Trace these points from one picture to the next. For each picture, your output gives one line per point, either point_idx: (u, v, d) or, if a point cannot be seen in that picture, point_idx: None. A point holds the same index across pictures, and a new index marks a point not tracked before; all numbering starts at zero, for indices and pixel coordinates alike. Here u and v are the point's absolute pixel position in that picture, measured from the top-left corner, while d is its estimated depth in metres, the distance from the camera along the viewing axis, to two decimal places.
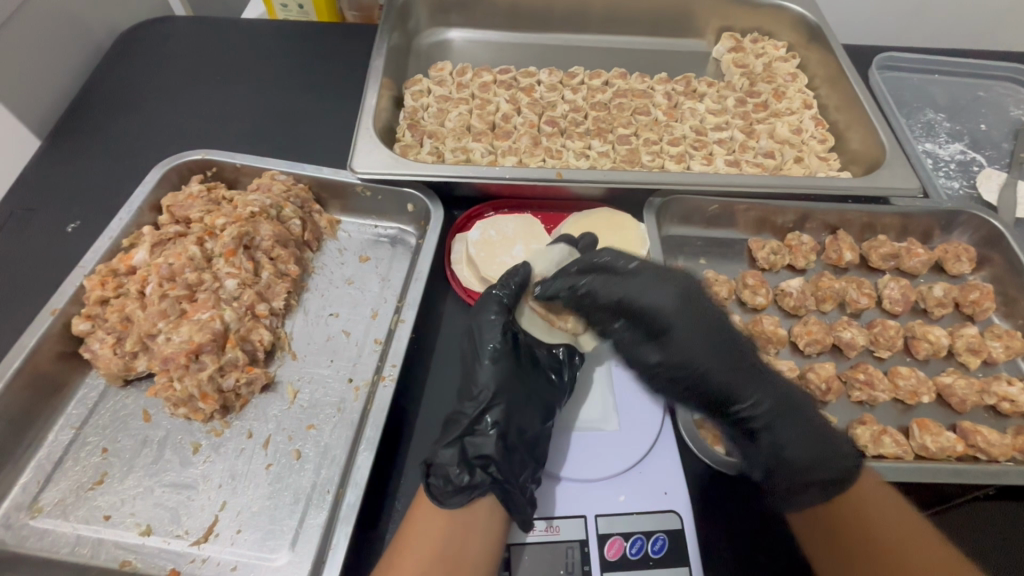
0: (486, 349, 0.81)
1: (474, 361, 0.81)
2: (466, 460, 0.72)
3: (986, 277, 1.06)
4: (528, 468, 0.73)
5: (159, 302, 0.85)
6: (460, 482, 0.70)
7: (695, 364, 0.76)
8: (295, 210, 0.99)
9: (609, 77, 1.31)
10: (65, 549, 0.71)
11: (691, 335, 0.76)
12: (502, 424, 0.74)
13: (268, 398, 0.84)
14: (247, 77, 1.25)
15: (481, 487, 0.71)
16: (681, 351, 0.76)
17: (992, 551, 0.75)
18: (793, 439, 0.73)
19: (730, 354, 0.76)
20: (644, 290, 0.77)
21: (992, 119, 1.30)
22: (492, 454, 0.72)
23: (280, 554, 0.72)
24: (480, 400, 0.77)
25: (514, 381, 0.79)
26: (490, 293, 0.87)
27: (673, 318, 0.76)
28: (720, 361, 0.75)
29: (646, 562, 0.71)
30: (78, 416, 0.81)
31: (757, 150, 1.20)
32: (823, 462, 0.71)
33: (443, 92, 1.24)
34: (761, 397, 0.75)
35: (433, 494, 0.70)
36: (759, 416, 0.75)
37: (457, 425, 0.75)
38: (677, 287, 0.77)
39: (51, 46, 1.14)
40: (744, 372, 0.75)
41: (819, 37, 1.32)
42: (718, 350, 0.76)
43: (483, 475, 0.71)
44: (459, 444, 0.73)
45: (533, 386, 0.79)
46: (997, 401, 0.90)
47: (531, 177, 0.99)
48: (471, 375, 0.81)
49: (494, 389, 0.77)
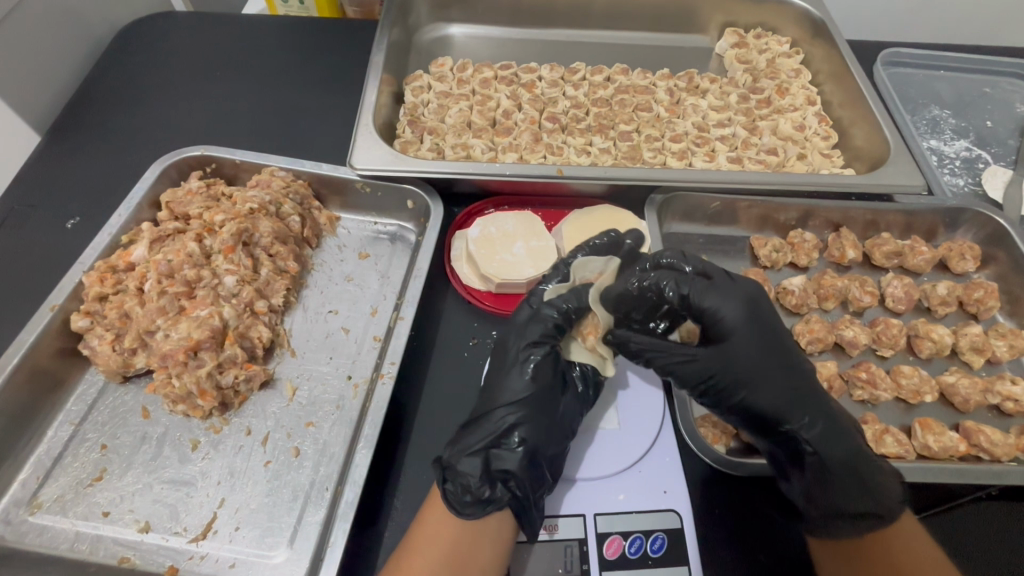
0: (523, 363, 0.78)
1: (507, 373, 0.78)
2: (487, 472, 0.71)
3: (990, 276, 1.05)
4: (547, 485, 0.72)
5: (158, 298, 0.85)
6: (479, 494, 0.69)
7: (747, 383, 0.74)
8: (294, 206, 0.98)
9: (610, 73, 1.30)
10: (64, 545, 0.71)
11: (741, 352, 0.75)
12: (526, 440, 0.72)
13: (267, 395, 0.84)
14: (248, 72, 1.25)
15: (499, 501, 0.69)
16: (735, 370, 0.74)
17: (997, 554, 0.74)
18: (835, 445, 0.73)
19: (778, 373, 0.75)
20: (724, 306, 0.76)
21: (997, 115, 1.29)
22: (514, 470, 0.70)
23: (278, 551, 0.72)
24: (510, 415, 0.74)
25: (547, 401, 0.76)
26: (547, 309, 0.81)
27: (740, 335, 0.75)
28: (767, 379, 0.74)
29: (645, 561, 0.70)
30: (77, 412, 0.81)
31: (760, 146, 1.19)
32: (865, 478, 0.71)
33: (444, 88, 1.24)
34: (796, 412, 0.74)
35: (449, 501, 0.69)
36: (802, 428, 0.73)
37: (481, 433, 0.73)
38: (745, 314, 0.76)
39: (52, 42, 1.14)
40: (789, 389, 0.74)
41: (823, 32, 1.30)
42: (765, 366, 0.75)
43: (503, 489, 0.70)
44: (481, 455, 0.71)
45: (563, 405, 0.77)
46: (1000, 401, 0.89)
47: (532, 174, 0.99)
48: (503, 384, 0.78)
49: (524, 407, 0.75)
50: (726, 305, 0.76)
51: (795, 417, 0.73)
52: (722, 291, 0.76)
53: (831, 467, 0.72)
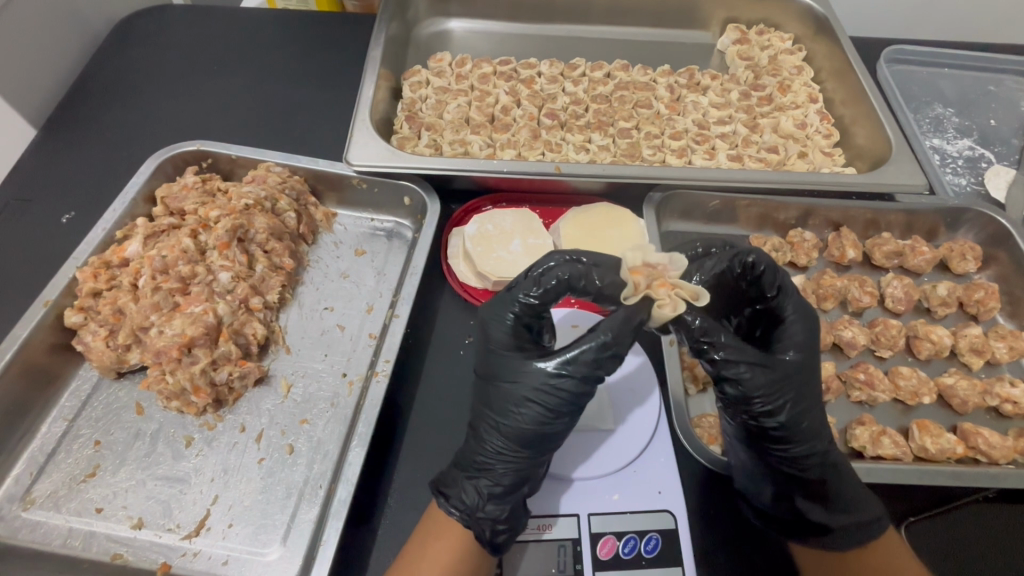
0: (542, 403, 0.69)
1: (514, 412, 0.70)
2: (512, 509, 0.69)
3: (992, 277, 1.04)
4: (528, 485, 0.71)
5: (152, 295, 0.85)
6: (511, 528, 0.69)
7: (797, 402, 0.70)
8: (290, 202, 0.98)
9: (610, 69, 1.29)
10: (56, 541, 0.71)
11: (798, 368, 0.70)
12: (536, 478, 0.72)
13: (262, 392, 0.84)
14: (245, 66, 1.24)
15: (492, 517, 0.68)
16: (792, 386, 0.70)
17: (994, 556, 0.74)
18: (837, 476, 0.71)
19: (815, 399, 0.72)
20: (794, 323, 0.73)
21: (1001, 114, 1.28)
22: (501, 486, 0.70)
23: (271, 548, 0.71)
24: (525, 457, 0.71)
25: (512, 412, 0.70)
26: (507, 297, 0.74)
27: (801, 351, 0.71)
28: (813, 400, 0.72)
29: (638, 562, 0.70)
30: (72, 409, 0.81)
31: (760, 144, 1.18)
32: (860, 513, 0.70)
33: (442, 83, 1.23)
34: (817, 440, 0.71)
35: (478, 536, 0.68)
36: (816, 455, 0.71)
37: (500, 477, 0.70)
38: (811, 333, 0.73)
39: (49, 35, 1.13)
40: (819, 414, 0.72)
41: (826, 28, 1.29)
42: (811, 384, 0.72)
43: (496, 507, 0.69)
44: (506, 496, 0.70)
45: (533, 418, 0.70)
46: (999, 403, 0.89)
47: (529, 171, 0.98)
48: (508, 423, 0.70)
49: (506, 426, 0.70)
50: (799, 323, 0.73)
51: (817, 443, 0.71)
52: (798, 310, 0.74)
53: (831, 497, 0.71)
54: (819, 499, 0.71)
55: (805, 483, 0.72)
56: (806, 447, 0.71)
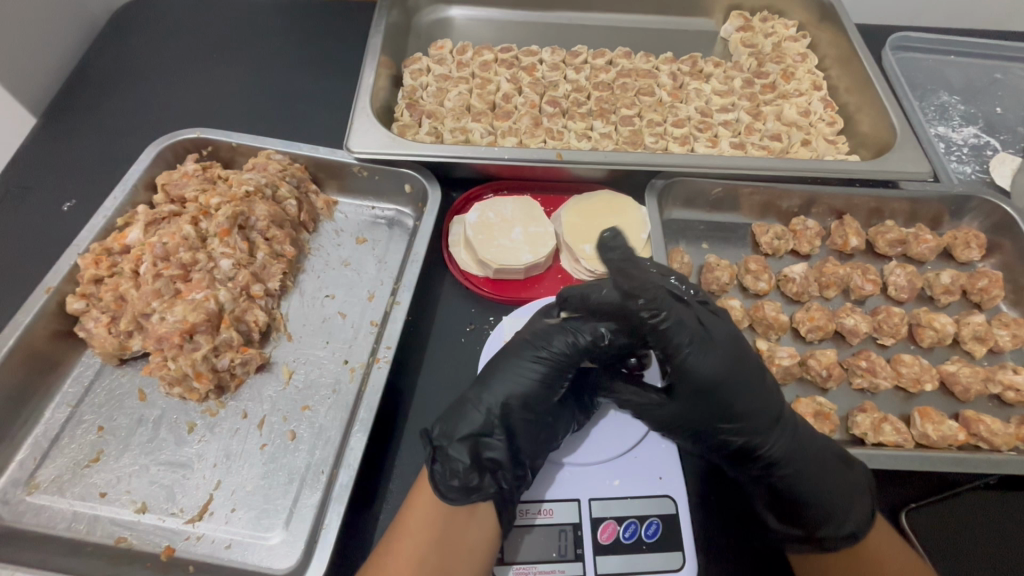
0: (542, 353, 0.77)
1: (514, 362, 0.77)
2: (476, 460, 0.71)
3: (995, 265, 1.04)
4: (500, 442, 0.73)
5: (153, 281, 0.85)
6: (464, 478, 0.69)
7: (716, 395, 0.71)
8: (291, 189, 0.97)
9: (612, 56, 1.27)
10: (60, 525, 0.72)
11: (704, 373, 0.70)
12: (522, 448, 0.73)
13: (264, 378, 0.84)
14: (244, 54, 1.23)
15: (448, 462, 0.70)
16: (695, 378, 0.70)
17: (993, 540, 0.74)
18: (797, 458, 0.72)
19: (748, 405, 0.71)
20: (678, 331, 0.68)
21: (1008, 101, 1.26)
22: (468, 434, 0.73)
23: (274, 532, 0.72)
24: (515, 418, 0.75)
25: (511, 363, 0.77)
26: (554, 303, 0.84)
27: (717, 352, 0.70)
28: (728, 404, 0.71)
29: (639, 546, 0.70)
30: (74, 395, 0.82)
31: (764, 132, 1.17)
32: (834, 503, 0.70)
33: (443, 71, 1.22)
34: (776, 446, 0.72)
35: (434, 481, 0.69)
36: (767, 448, 0.72)
37: (470, 420, 0.74)
38: (706, 338, 0.70)
39: (50, 23, 1.13)
40: (750, 396, 0.72)
41: (830, 16, 1.28)
42: (734, 391, 0.71)
43: (457, 449, 0.71)
44: (471, 443, 0.72)
45: (521, 371, 0.76)
46: (1001, 390, 0.89)
47: (530, 157, 0.98)
48: (501, 373, 0.77)
49: (495, 374, 0.77)
50: (665, 314, 0.67)
51: (754, 426, 0.72)
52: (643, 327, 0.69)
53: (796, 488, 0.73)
54: (788, 493, 0.73)
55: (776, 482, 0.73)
56: (746, 437, 0.72)
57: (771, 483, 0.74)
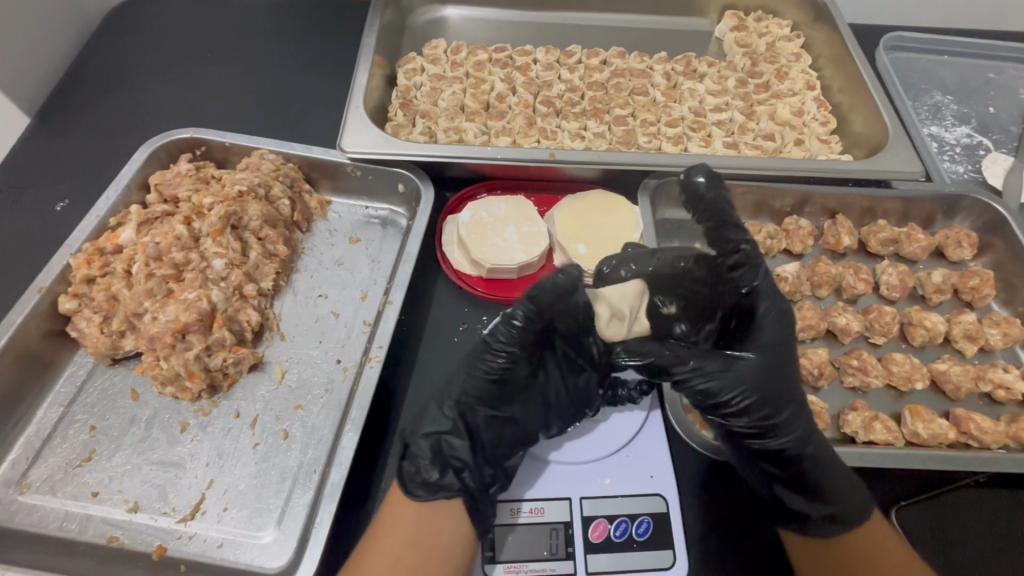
0: (490, 352, 0.73)
1: (469, 363, 0.75)
2: (440, 457, 0.72)
3: (987, 264, 1.04)
4: (461, 442, 0.73)
5: (146, 281, 0.85)
6: (427, 477, 0.70)
7: (776, 354, 0.76)
8: (284, 189, 0.97)
9: (606, 56, 1.28)
10: (52, 524, 0.72)
11: (771, 338, 0.77)
12: (485, 444, 0.74)
13: (256, 378, 0.85)
14: (239, 54, 1.23)
15: (417, 458, 0.72)
16: (765, 339, 0.77)
17: (982, 538, 0.74)
18: (821, 442, 0.74)
19: (792, 381, 0.76)
20: (764, 281, 0.79)
21: (1001, 101, 1.27)
22: (434, 432, 0.73)
23: (266, 531, 0.72)
24: (476, 413, 0.75)
25: (468, 364, 0.75)
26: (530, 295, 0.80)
27: (780, 326, 0.78)
28: (787, 375, 0.76)
29: (630, 545, 0.71)
30: (67, 394, 0.82)
31: (757, 132, 1.17)
32: (853, 478, 0.73)
33: (438, 71, 1.22)
34: (806, 425, 0.75)
35: (402, 481, 0.71)
36: (802, 419, 0.75)
37: (435, 419, 0.74)
38: (782, 305, 0.80)
39: (44, 23, 1.13)
40: (793, 365, 0.77)
41: (823, 16, 1.29)
42: (783, 364, 0.76)
43: (425, 445, 0.72)
44: (434, 440, 0.73)
45: (472, 373, 0.74)
46: (991, 388, 0.89)
47: (523, 157, 0.98)
48: (461, 373, 0.75)
49: (455, 374, 0.76)
50: (756, 265, 0.79)
51: (795, 401, 0.75)
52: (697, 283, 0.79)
53: (813, 472, 0.72)
54: (811, 473, 0.72)
55: (788, 467, 0.73)
56: (787, 410, 0.74)
57: (794, 463, 0.73)
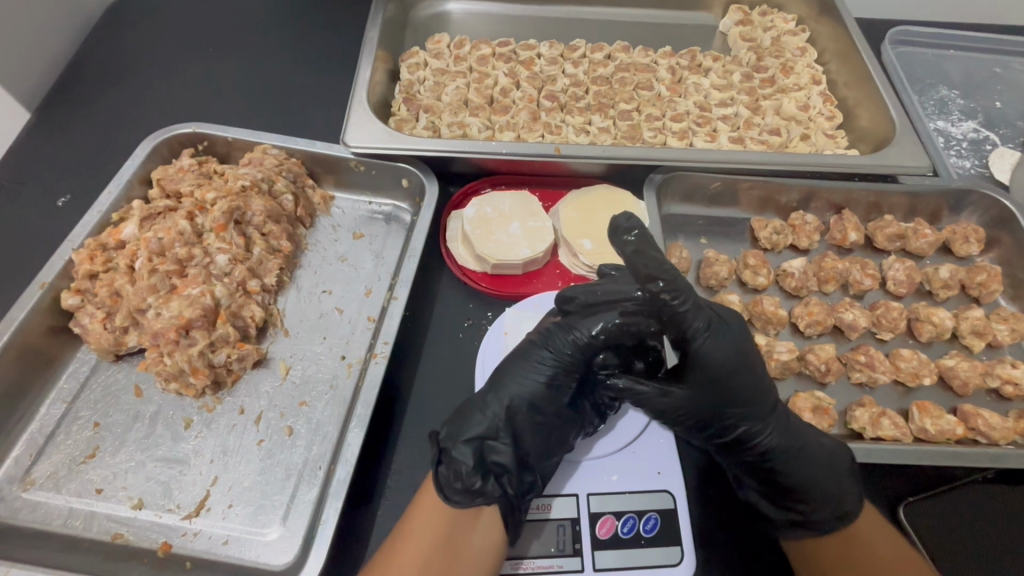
0: (546, 355, 0.75)
1: (522, 364, 0.75)
2: (481, 464, 0.69)
3: (994, 259, 1.03)
4: (501, 446, 0.71)
5: (149, 277, 0.84)
6: (468, 484, 0.67)
7: (725, 379, 0.71)
8: (287, 184, 0.97)
9: (611, 50, 1.27)
10: (57, 521, 0.72)
11: (716, 360, 0.70)
12: (531, 451, 0.72)
13: (261, 374, 0.84)
14: (240, 48, 1.22)
15: (456, 462, 0.69)
16: (701, 364, 0.70)
17: (991, 535, 0.74)
18: (792, 451, 0.72)
19: (748, 396, 0.71)
20: (695, 315, 0.68)
21: (1007, 96, 1.26)
22: (476, 435, 0.71)
23: (272, 528, 0.72)
24: (522, 418, 0.73)
25: (517, 366, 0.75)
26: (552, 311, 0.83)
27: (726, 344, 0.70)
28: (736, 393, 0.71)
29: (638, 541, 0.70)
30: (70, 391, 0.81)
31: (762, 127, 1.16)
32: (835, 486, 0.70)
33: (441, 65, 1.21)
34: (773, 436, 0.72)
35: (439, 484, 0.68)
36: (761, 434, 0.72)
37: (480, 422, 0.72)
38: (722, 327, 0.70)
39: (44, 17, 1.12)
40: (750, 383, 0.72)
41: (829, 10, 1.28)
42: (734, 379, 0.71)
43: (463, 450, 0.69)
44: (477, 444, 0.70)
45: (520, 377, 0.75)
46: (999, 384, 0.88)
47: (528, 152, 0.97)
48: (508, 376, 0.75)
49: (501, 375, 0.75)
50: (684, 298, 0.66)
51: (753, 415, 0.72)
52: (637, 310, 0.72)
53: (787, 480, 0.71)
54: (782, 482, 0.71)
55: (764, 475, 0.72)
56: (744, 425, 0.72)
57: (766, 473, 0.72)
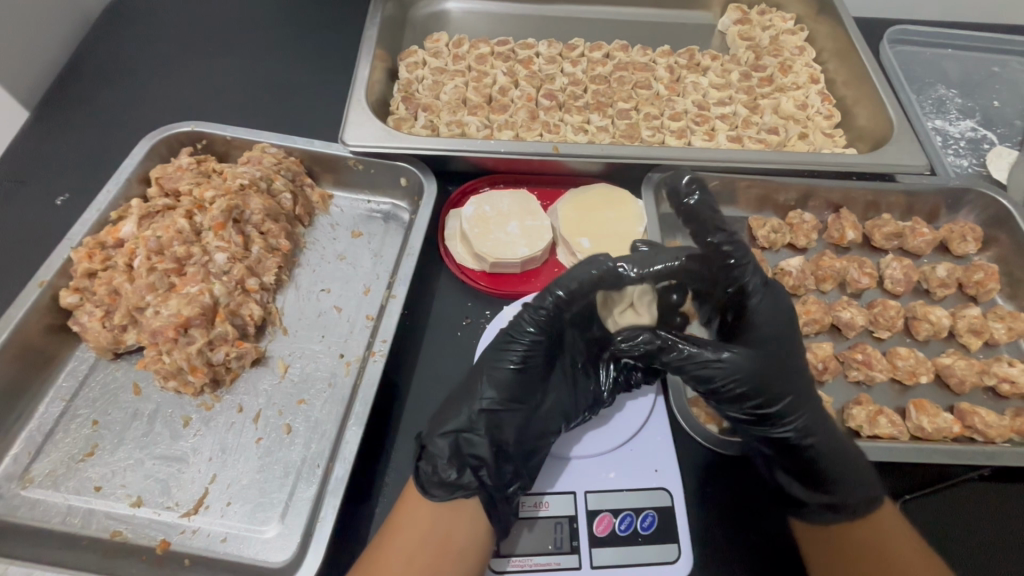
0: (514, 343, 0.76)
1: (491, 355, 0.76)
2: (458, 456, 0.70)
3: (992, 258, 1.04)
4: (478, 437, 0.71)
5: (147, 275, 0.84)
6: (445, 478, 0.69)
7: (773, 344, 0.75)
8: (285, 183, 0.97)
9: (609, 49, 1.27)
10: (55, 519, 0.72)
11: (771, 326, 0.76)
12: (508, 440, 0.72)
13: (259, 372, 0.84)
14: (239, 46, 1.22)
15: (435, 456, 0.70)
16: (759, 326, 0.76)
17: (987, 533, 0.74)
18: (825, 433, 0.73)
19: (793, 371, 0.74)
20: (753, 272, 0.77)
21: (1005, 94, 1.26)
22: (452, 429, 0.71)
23: (270, 526, 0.72)
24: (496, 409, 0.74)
25: (492, 357, 0.76)
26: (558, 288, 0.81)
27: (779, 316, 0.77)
28: (787, 366, 0.74)
29: (635, 539, 0.71)
30: (69, 389, 0.82)
31: (760, 126, 1.16)
32: (857, 464, 0.72)
33: (439, 64, 1.22)
34: (810, 416, 0.73)
35: (419, 480, 0.70)
36: (799, 413, 0.73)
37: (457, 415, 0.72)
38: (777, 295, 0.78)
39: (43, 16, 1.12)
40: (792, 361, 0.75)
41: (827, 9, 1.28)
42: (783, 355, 0.74)
43: (439, 444, 0.70)
44: (452, 438, 0.71)
45: (494, 364, 0.75)
46: (996, 382, 0.89)
47: (526, 151, 0.97)
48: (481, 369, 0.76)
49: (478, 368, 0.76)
50: (746, 261, 0.77)
51: (796, 393, 0.73)
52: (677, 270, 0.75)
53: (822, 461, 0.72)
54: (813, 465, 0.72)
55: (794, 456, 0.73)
56: (786, 401, 0.72)
57: (798, 452, 0.73)
